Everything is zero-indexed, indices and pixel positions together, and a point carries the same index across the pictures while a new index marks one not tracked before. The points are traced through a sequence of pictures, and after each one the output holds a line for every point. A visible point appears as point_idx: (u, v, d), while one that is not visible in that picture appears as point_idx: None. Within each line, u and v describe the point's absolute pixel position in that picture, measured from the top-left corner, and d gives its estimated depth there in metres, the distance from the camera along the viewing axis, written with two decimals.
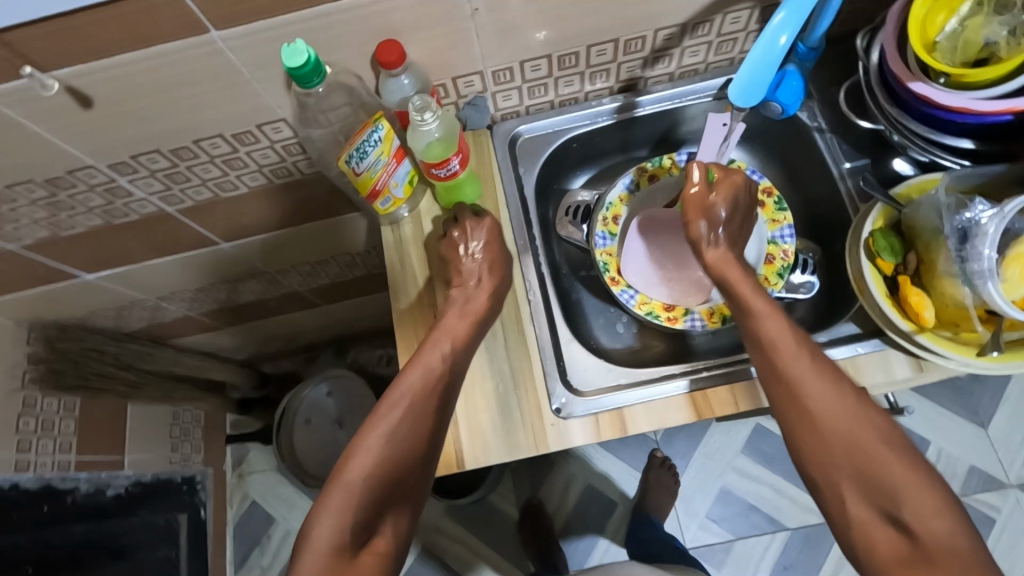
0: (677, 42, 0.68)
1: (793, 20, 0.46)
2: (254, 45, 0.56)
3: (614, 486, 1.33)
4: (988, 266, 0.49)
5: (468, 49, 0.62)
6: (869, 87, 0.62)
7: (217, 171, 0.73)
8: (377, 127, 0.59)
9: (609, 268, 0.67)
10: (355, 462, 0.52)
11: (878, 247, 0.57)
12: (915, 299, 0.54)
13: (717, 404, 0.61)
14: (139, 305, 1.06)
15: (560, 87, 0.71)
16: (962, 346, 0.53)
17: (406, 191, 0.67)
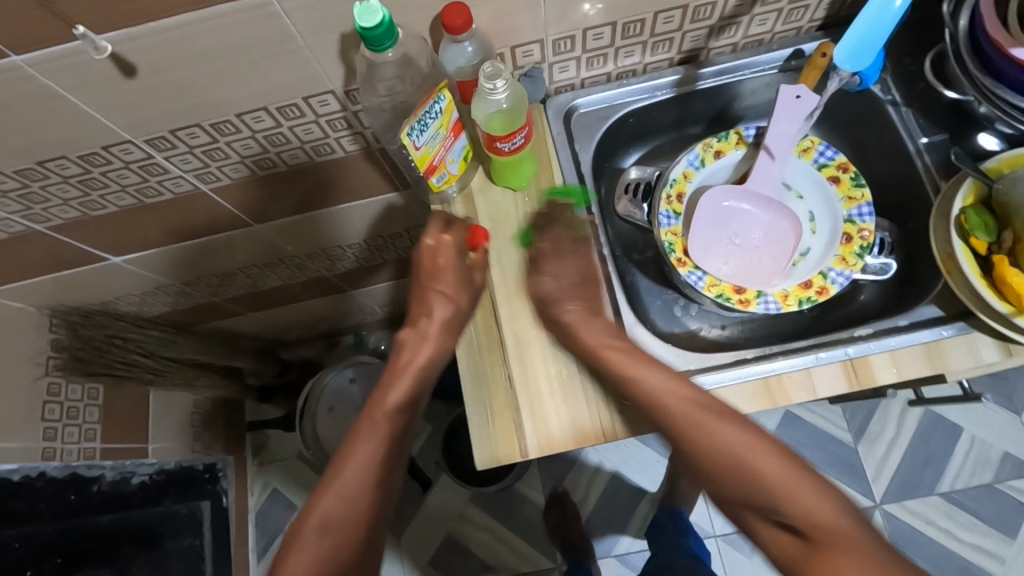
0: (747, 9, 0.64)
1: None
2: (311, 8, 0.52)
3: (642, 473, 1.32)
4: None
5: (533, 15, 0.58)
6: (955, 54, 0.58)
7: (257, 147, 0.70)
8: (439, 98, 0.56)
9: (675, 249, 0.63)
10: (325, 501, 0.54)
11: (970, 225, 0.54)
12: (1016, 279, 0.51)
13: (793, 390, 0.58)
14: (164, 290, 1.03)
15: (619, 58, 0.67)
16: None
17: (460, 168, 0.64)
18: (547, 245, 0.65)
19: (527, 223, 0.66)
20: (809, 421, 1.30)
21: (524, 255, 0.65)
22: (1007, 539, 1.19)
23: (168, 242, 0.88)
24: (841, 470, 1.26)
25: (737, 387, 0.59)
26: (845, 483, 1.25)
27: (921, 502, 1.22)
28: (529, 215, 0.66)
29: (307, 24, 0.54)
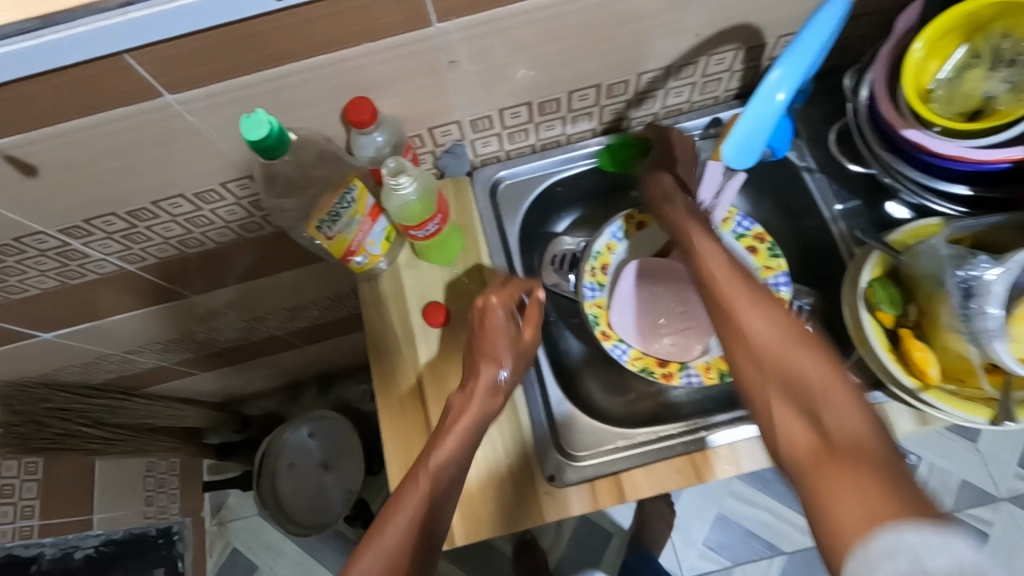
0: (661, 84, 0.65)
1: (788, 78, 0.48)
2: (212, 105, 0.52)
3: (610, 517, 1.30)
4: (996, 325, 0.49)
5: (447, 99, 0.59)
6: (858, 130, 0.59)
7: (180, 229, 0.69)
8: (351, 188, 0.56)
9: (599, 321, 0.66)
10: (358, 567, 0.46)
11: (877, 299, 0.55)
12: (919, 354, 0.53)
13: (717, 466, 0.58)
14: (106, 359, 1.01)
15: (541, 132, 0.68)
16: (968, 402, 0.51)
17: (383, 248, 0.64)
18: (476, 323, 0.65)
19: (454, 297, 0.66)
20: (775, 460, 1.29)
21: (454, 336, 0.65)
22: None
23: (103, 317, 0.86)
24: None
25: (662, 465, 0.58)
26: None
27: None
28: (457, 291, 0.66)
29: (214, 120, 0.54)
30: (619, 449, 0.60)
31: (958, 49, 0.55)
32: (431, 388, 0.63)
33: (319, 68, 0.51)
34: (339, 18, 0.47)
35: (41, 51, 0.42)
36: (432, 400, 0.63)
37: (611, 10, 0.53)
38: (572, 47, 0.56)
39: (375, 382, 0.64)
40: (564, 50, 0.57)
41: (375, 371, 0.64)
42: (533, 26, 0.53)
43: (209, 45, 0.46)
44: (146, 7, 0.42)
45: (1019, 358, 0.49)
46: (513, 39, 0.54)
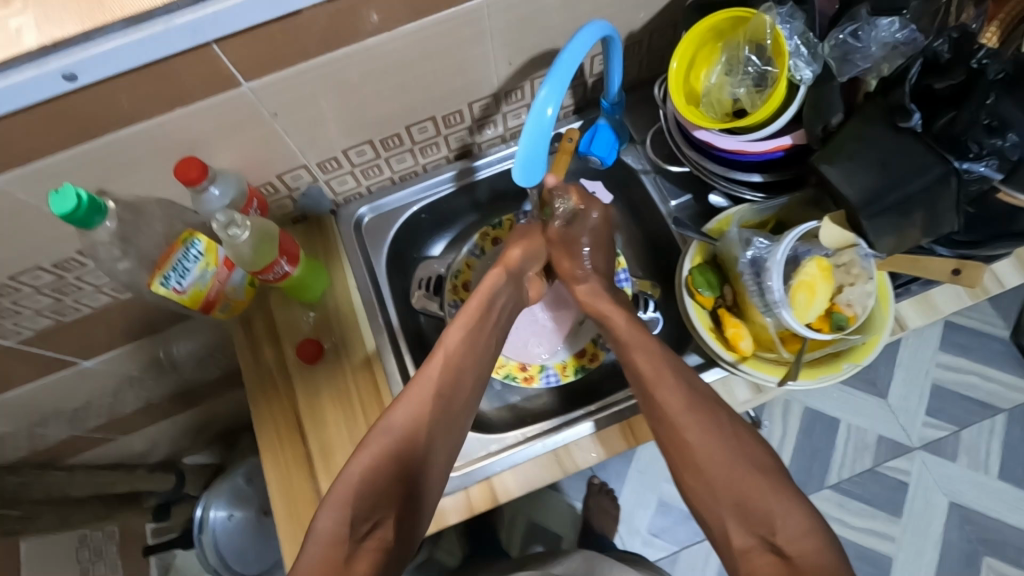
0: (495, 109, 0.83)
1: (554, 94, 0.55)
2: (111, 155, 0.63)
3: (559, 520, 1.37)
4: (779, 296, 0.61)
5: (324, 129, 0.73)
6: (670, 132, 0.74)
7: (49, 276, 0.76)
8: (193, 243, 0.67)
9: None
10: (397, 413, 0.61)
11: (697, 283, 0.70)
12: (733, 331, 0.68)
13: (578, 457, 0.73)
14: (12, 436, 1.03)
15: (393, 164, 0.85)
16: (778, 366, 0.67)
17: (245, 293, 0.77)
18: (348, 356, 0.81)
19: (328, 334, 0.82)
20: None
21: (327, 369, 0.80)
22: (893, 518, 1.33)
23: (31, 367, 0.91)
24: None
25: (528, 463, 0.73)
26: None
27: (813, 499, 1.36)
28: (331, 328, 0.82)
29: (136, 161, 0.65)
30: (492, 452, 0.75)
31: (717, 55, 0.66)
32: (309, 422, 0.78)
33: (214, 108, 0.63)
34: (212, 65, 0.57)
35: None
36: (309, 431, 0.77)
37: (445, 50, 0.69)
38: (416, 77, 0.71)
39: (258, 421, 0.78)
40: (417, 80, 0.71)
41: (256, 414, 0.78)
42: (386, 55, 0.66)
43: (135, 85, 0.56)
44: (65, 57, 0.51)
45: (804, 323, 0.62)
46: (371, 70, 0.67)
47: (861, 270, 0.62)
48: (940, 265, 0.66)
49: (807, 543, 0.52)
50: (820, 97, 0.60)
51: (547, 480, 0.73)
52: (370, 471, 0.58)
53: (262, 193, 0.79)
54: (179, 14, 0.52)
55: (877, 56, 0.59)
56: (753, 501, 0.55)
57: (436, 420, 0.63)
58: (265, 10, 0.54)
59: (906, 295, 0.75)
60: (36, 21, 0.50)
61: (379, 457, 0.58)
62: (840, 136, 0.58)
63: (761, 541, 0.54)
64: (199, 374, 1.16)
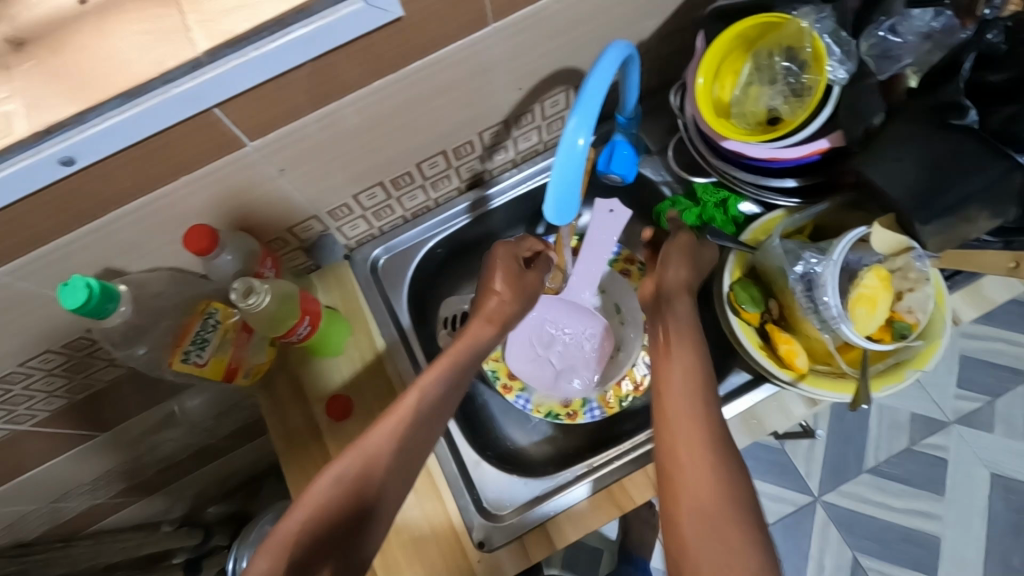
0: (506, 135, 0.79)
1: (584, 124, 0.52)
2: (116, 232, 0.59)
3: (596, 533, 1.34)
4: (836, 311, 0.58)
5: (333, 178, 0.70)
6: (691, 140, 0.70)
7: (60, 357, 0.73)
8: (211, 313, 0.64)
9: (501, 375, 0.79)
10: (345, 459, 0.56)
11: (740, 300, 0.67)
12: (787, 348, 0.64)
13: (634, 493, 0.70)
14: (33, 514, 0.99)
15: (405, 202, 0.82)
16: (839, 381, 0.63)
17: (267, 354, 0.73)
18: (378, 407, 0.77)
19: (356, 387, 0.78)
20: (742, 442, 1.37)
21: (358, 423, 0.76)
22: (936, 497, 1.30)
23: (48, 447, 0.87)
24: (777, 475, 1.34)
25: (582, 503, 0.70)
26: (783, 486, 1.33)
27: (854, 484, 1.32)
28: (357, 379, 0.79)
29: (142, 234, 0.61)
30: (542, 496, 0.71)
31: (744, 62, 0.64)
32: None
33: (219, 171, 0.59)
34: (214, 128, 0.54)
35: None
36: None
37: (454, 83, 0.65)
38: (426, 114, 0.67)
39: (292, 485, 0.75)
40: (425, 116, 0.68)
41: (291, 481, 0.75)
42: (392, 96, 0.62)
43: (134, 159, 0.52)
44: (59, 141, 0.47)
45: (864, 335, 0.59)
46: (378, 112, 0.63)
47: (919, 274, 0.60)
48: (996, 258, 0.64)
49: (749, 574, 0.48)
50: (856, 97, 0.57)
51: (604, 520, 0.70)
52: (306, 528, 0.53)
53: (273, 249, 0.76)
54: (178, 83, 0.48)
55: (917, 51, 0.57)
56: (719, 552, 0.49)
57: (386, 476, 0.57)
58: (270, 68, 0.50)
59: (953, 289, 0.71)
60: (25, 107, 0.46)
61: (311, 515, 0.53)
62: (884, 138, 0.55)
63: None
64: (218, 429, 1.12)
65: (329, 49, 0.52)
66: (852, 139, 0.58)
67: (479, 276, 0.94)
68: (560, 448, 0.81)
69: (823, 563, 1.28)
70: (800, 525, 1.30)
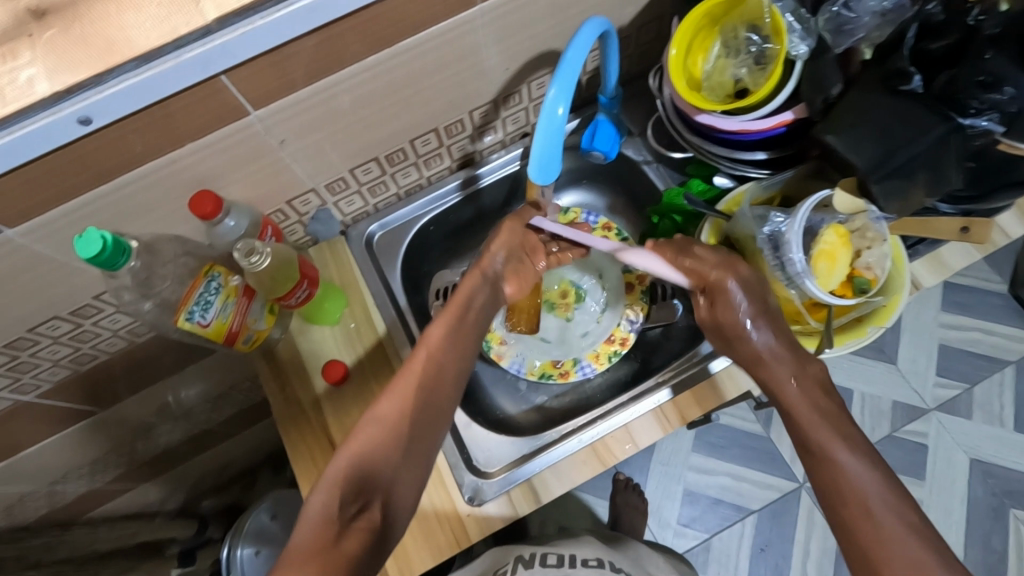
0: (495, 115, 0.84)
1: (563, 94, 0.56)
2: (126, 196, 0.63)
3: (588, 520, 1.36)
4: (801, 267, 0.63)
5: (332, 151, 0.74)
6: (668, 119, 0.74)
7: (67, 325, 0.75)
8: (211, 277, 0.68)
9: (493, 344, 0.82)
10: (385, 406, 0.57)
11: None
12: None
13: (616, 449, 0.74)
14: (32, 496, 1.01)
15: (398, 180, 0.86)
16: (807, 337, 0.67)
17: (268, 321, 0.77)
18: (374, 374, 0.80)
19: (352, 354, 0.82)
20: (725, 425, 1.40)
21: (352, 390, 0.80)
22: (918, 481, 1.34)
23: (50, 422, 0.89)
24: (763, 461, 1.37)
25: (567, 459, 0.74)
26: (769, 471, 1.36)
27: None
28: (352, 347, 0.82)
29: (150, 200, 0.65)
30: (529, 453, 0.75)
31: (713, 41, 0.69)
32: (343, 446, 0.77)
33: (224, 139, 0.63)
34: (221, 96, 0.57)
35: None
36: None
37: (445, 62, 0.70)
38: (418, 90, 0.72)
39: (290, 448, 0.78)
40: (417, 94, 0.72)
41: (291, 446, 0.78)
42: (387, 73, 0.67)
43: (146, 124, 0.56)
44: (78, 101, 0.50)
45: (827, 290, 0.64)
46: (372, 88, 0.67)
47: (875, 233, 0.64)
48: (947, 223, 0.67)
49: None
50: (817, 70, 0.62)
51: (589, 475, 0.74)
52: (345, 477, 0.53)
53: (274, 221, 0.80)
54: (189, 48, 0.51)
55: (869, 27, 0.60)
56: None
57: (417, 423, 0.58)
58: (276, 37, 0.54)
59: (915, 256, 0.76)
60: (47, 70, 0.49)
61: (348, 464, 0.54)
62: (844, 105, 0.60)
63: None
64: (216, 412, 1.15)
65: (329, 20, 0.56)
66: (815, 110, 0.63)
67: (470, 255, 0.98)
68: (547, 416, 0.84)
69: (809, 549, 1.30)
70: (784, 510, 1.33)
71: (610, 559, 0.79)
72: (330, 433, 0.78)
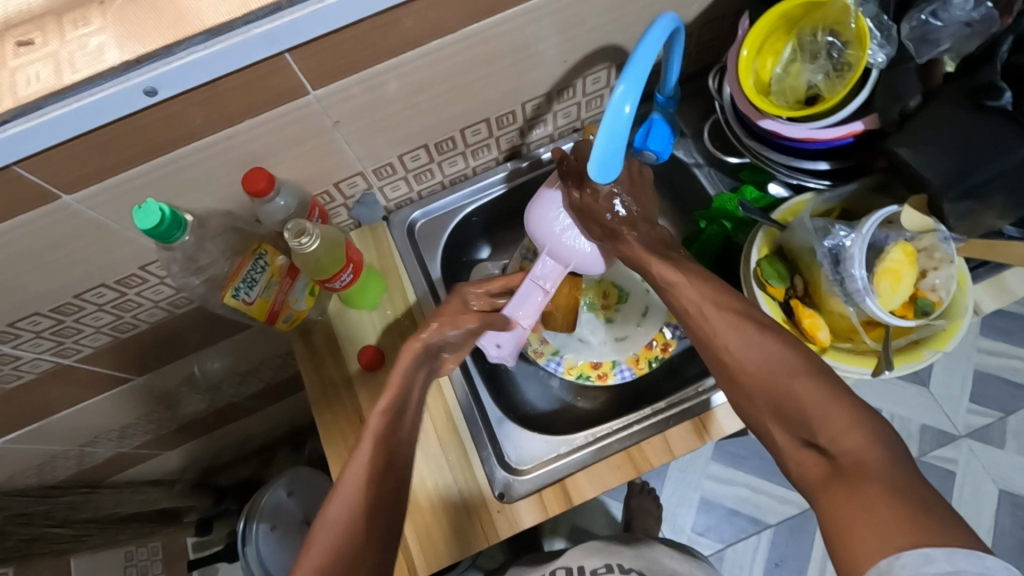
0: (547, 108, 0.82)
1: (631, 91, 0.54)
2: (180, 169, 0.63)
3: (600, 523, 1.35)
4: (862, 284, 0.61)
5: (381, 136, 0.73)
6: (727, 122, 0.72)
7: (112, 293, 0.76)
8: (259, 256, 0.68)
9: (532, 341, 0.82)
10: (333, 503, 0.51)
11: (766, 275, 0.69)
12: (810, 321, 0.66)
13: (652, 455, 0.72)
14: (62, 456, 1.03)
15: (444, 168, 0.85)
16: (860, 356, 0.65)
17: (308, 302, 0.76)
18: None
19: (388, 339, 0.81)
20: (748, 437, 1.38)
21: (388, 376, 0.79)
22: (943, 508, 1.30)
23: (86, 386, 0.91)
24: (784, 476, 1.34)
25: (600, 462, 0.72)
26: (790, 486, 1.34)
27: None
28: (389, 334, 0.82)
29: (203, 174, 0.65)
30: (562, 455, 0.74)
31: (786, 43, 0.66)
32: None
33: (281, 118, 0.63)
34: (282, 74, 0.57)
35: (67, 116, 0.50)
36: None
37: (504, 51, 0.68)
38: (474, 78, 0.70)
39: (320, 430, 0.78)
40: (472, 82, 0.71)
41: (322, 427, 0.78)
42: (444, 60, 0.65)
43: (209, 98, 0.55)
44: (146, 72, 0.50)
45: (887, 309, 0.62)
46: (429, 74, 0.66)
47: (943, 254, 0.62)
48: (1019, 251, 0.63)
49: (852, 442, 0.44)
50: (892, 81, 0.60)
51: (622, 481, 0.72)
52: None
53: (321, 202, 0.79)
54: (258, 24, 0.51)
55: (956, 37, 0.58)
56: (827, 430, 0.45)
57: (375, 513, 0.52)
58: (342, 17, 0.53)
59: (975, 280, 0.73)
60: (118, 38, 0.49)
61: (310, 575, 0.47)
62: (919, 119, 0.58)
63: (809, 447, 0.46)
64: (243, 388, 1.15)
65: (396, 4, 0.55)
66: (889, 122, 0.61)
67: (507, 249, 0.97)
68: (580, 416, 0.83)
69: (825, 567, 1.28)
70: (802, 527, 1.30)
71: (617, 560, 0.78)
72: (362, 417, 0.78)
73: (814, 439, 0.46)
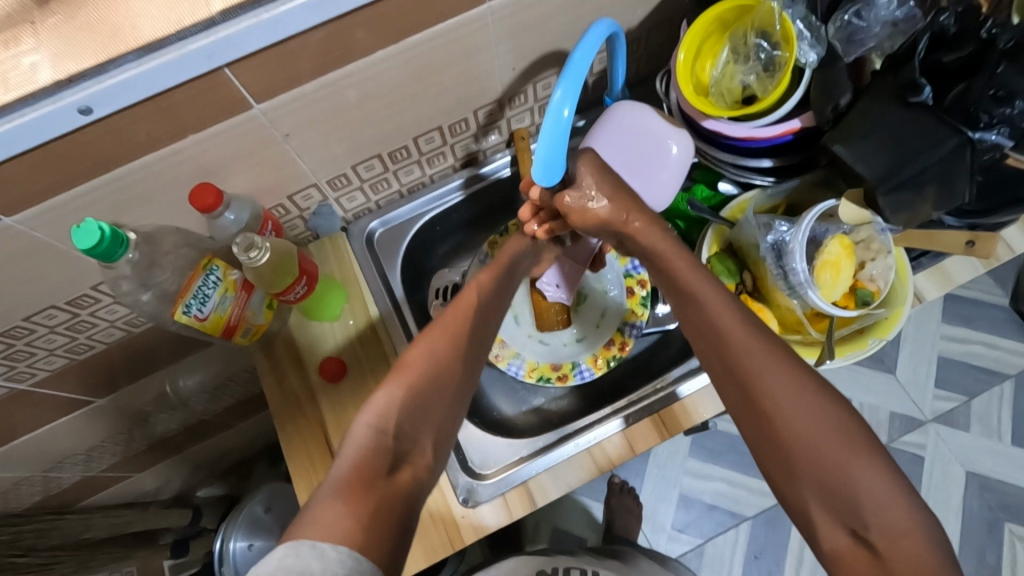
0: (500, 114, 0.83)
1: (569, 96, 0.55)
2: (126, 187, 0.62)
3: (581, 522, 1.36)
4: (803, 277, 0.62)
5: (333, 147, 0.73)
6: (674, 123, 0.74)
7: (65, 314, 0.75)
8: (211, 270, 0.67)
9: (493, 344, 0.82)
10: (434, 335, 0.55)
11: (716, 272, 0.71)
12: (758, 315, 0.68)
13: (613, 454, 0.73)
14: (27, 482, 1.00)
15: (401, 177, 0.85)
16: (808, 347, 0.67)
17: (266, 316, 0.76)
18: (372, 372, 0.80)
19: (349, 348, 0.81)
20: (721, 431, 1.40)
21: (351, 386, 0.79)
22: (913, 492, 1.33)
23: (47, 410, 0.89)
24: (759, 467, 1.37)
25: (563, 463, 0.73)
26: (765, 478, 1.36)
27: None
28: (351, 344, 0.82)
29: (151, 191, 0.65)
30: (525, 456, 0.74)
31: (723, 45, 0.68)
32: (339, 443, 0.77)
33: (227, 132, 0.62)
34: (223, 90, 0.57)
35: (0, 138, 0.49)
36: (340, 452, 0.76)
37: (451, 60, 0.69)
38: (423, 87, 0.71)
39: (283, 443, 0.77)
40: (422, 91, 0.72)
41: (285, 440, 0.77)
42: (392, 70, 0.66)
43: (148, 115, 0.55)
44: (80, 90, 0.50)
45: (829, 300, 0.63)
46: (377, 84, 0.67)
47: (880, 245, 0.64)
48: (954, 237, 0.66)
49: (898, 538, 0.42)
50: (826, 79, 0.61)
51: (585, 480, 0.73)
52: (403, 398, 0.51)
53: (275, 215, 0.79)
54: (193, 40, 0.51)
55: (880, 36, 0.61)
56: (873, 520, 0.43)
57: (467, 359, 0.55)
58: (281, 31, 0.54)
59: (919, 269, 0.75)
60: (49, 58, 0.49)
61: (406, 391, 0.51)
62: (851, 116, 0.59)
63: (848, 531, 0.43)
64: (212, 404, 1.14)
65: (335, 16, 0.55)
66: (823, 120, 0.63)
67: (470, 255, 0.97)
68: (545, 418, 0.84)
69: (802, 556, 1.30)
70: (779, 518, 1.32)
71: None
72: (325, 428, 0.78)
73: (860, 528, 0.43)
